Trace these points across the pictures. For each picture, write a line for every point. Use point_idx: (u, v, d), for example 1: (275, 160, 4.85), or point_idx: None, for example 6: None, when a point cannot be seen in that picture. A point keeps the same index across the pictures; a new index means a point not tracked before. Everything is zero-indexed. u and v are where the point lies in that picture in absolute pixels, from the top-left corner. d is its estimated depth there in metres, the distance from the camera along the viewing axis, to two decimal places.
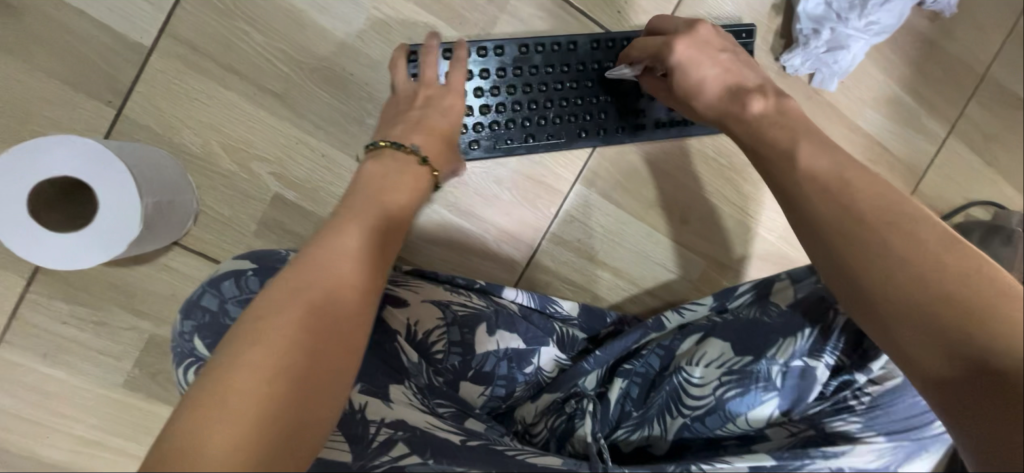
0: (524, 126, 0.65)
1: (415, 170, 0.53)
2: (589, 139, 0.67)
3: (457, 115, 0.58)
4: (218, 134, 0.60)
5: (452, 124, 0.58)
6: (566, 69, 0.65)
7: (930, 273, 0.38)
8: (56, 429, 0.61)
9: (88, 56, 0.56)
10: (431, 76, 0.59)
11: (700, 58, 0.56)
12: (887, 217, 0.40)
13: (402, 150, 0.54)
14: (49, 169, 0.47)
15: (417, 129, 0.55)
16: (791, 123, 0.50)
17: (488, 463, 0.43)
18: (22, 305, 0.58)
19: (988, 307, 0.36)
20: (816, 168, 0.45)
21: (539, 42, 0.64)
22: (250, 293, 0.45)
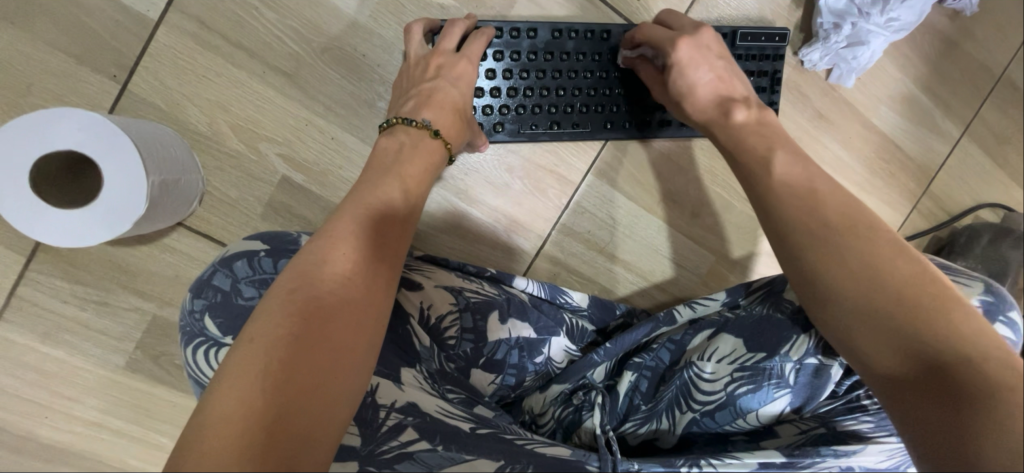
0: (550, 113, 0.63)
1: (428, 143, 0.53)
2: (614, 132, 0.66)
3: (467, 85, 0.57)
4: (226, 113, 0.58)
5: (462, 94, 0.57)
6: (598, 58, 0.64)
7: (885, 274, 0.40)
8: (55, 409, 0.60)
9: (92, 28, 0.54)
10: (446, 47, 0.57)
11: (698, 61, 0.57)
12: (850, 222, 0.43)
13: (414, 125, 0.53)
14: (53, 142, 0.45)
15: (432, 104, 0.55)
16: (772, 131, 0.53)
17: (494, 452, 0.42)
18: (22, 283, 0.57)
19: (936, 313, 0.37)
20: (784, 171, 0.47)
21: (572, 28, 0.63)
22: (264, 274, 0.45)
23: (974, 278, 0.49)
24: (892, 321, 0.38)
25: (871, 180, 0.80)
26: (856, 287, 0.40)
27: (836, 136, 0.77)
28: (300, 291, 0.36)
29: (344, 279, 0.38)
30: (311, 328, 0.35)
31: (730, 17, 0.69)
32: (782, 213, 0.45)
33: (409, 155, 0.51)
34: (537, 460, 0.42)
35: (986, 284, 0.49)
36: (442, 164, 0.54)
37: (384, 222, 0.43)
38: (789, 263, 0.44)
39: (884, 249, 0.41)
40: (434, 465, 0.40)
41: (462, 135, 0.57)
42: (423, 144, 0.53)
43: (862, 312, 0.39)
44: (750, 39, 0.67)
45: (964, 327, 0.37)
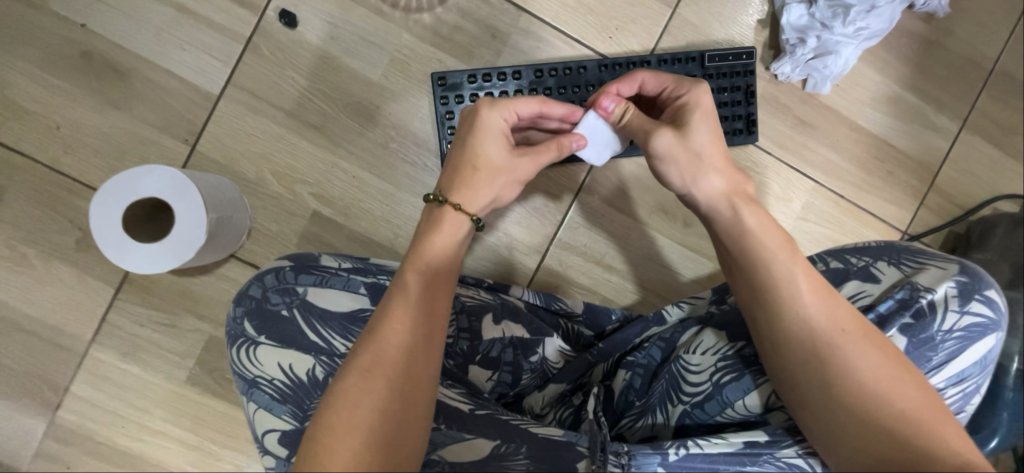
0: None
1: (444, 215, 0.52)
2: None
3: (488, 137, 0.54)
4: (269, 162, 0.71)
5: (484, 148, 0.54)
6: (577, 90, 0.72)
7: (840, 346, 0.46)
8: (131, 420, 0.71)
9: (172, 105, 0.70)
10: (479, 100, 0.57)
11: (699, 121, 0.54)
12: (817, 292, 0.48)
13: (443, 204, 0.53)
14: (139, 191, 0.58)
15: (455, 163, 0.54)
16: (753, 206, 0.53)
17: (493, 430, 0.52)
18: (111, 310, 0.70)
19: (877, 381, 0.45)
20: (753, 231, 0.51)
21: (551, 67, 0.72)
22: (288, 285, 0.54)
23: (951, 261, 0.51)
24: (841, 390, 0.45)
25: (868, 179, 0.80)
26: (811, 354, 0.47)
27: (823, 140, 0.79)
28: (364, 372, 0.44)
29: (402, 357, 0.45)
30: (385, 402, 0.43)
31: (699, 42, 0.76)
32: (750, 277, 0.50)
33: (433, 225, 0.52)
34: (530, 439, 0.52)
35: (962, 265, 0.50)
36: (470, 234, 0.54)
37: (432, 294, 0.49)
38: (755, 324, 0.50)
39: (843, 318, 0.47)
40: (440, 442, 0.51)
41: (482, 197, 0.54)
42: (441, 221, 0.52)
43: (817, 379, 0.46)
44: (718, 60, 0.74)
45: (898, 391, 0.45)
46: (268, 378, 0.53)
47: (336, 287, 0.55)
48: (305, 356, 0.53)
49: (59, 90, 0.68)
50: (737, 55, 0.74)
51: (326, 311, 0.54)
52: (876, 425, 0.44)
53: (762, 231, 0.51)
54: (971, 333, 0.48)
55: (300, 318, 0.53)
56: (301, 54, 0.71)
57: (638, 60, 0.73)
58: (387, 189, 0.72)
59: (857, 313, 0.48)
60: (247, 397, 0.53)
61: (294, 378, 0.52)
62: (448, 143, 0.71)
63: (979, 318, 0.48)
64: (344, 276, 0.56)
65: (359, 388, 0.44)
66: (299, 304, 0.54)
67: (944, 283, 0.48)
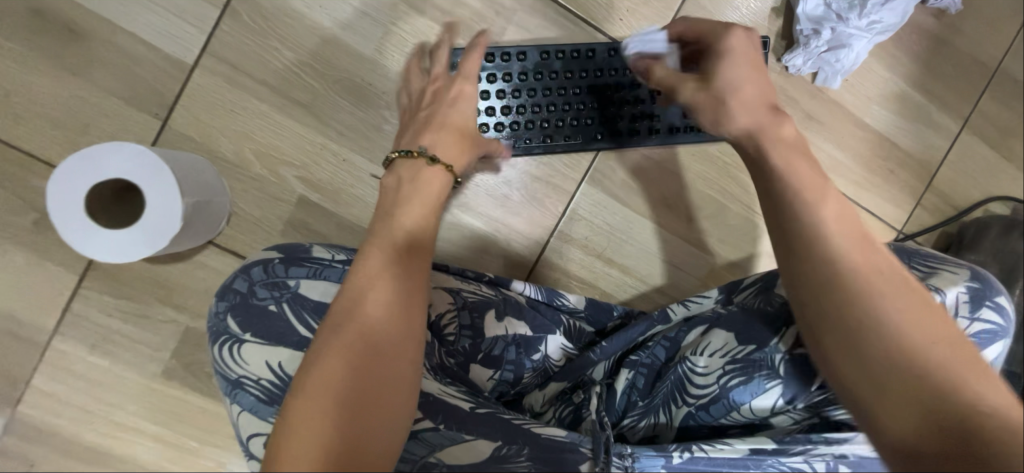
0: (543, 127, 0.68)
1: (427, 170, 0.53)
2: (601, 142, 0.70)
3: (466, 106, 0.57)
4: (250, 142, 0.65)
5: (464, 115, 0.57)
6: (585, 75, 0.68)
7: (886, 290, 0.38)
8: (101, 415, 0.66)
9: (139, 74, 0.63)
10: (440, 73, 0.59)
11: (738, 57, 0.51)
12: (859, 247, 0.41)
13: (412, 155, 0.54)
14: (104, 171, 0.52)
15: (435, 128, 0.55)
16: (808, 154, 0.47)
17: (494, 429, 0.50)
18: (75, 298, 0.64)
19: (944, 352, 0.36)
20: (794, 188, 0.44)
21: (559, 49, 0.68)
22: (279, 278, 0.50)
23: (962, 266, 0.50)
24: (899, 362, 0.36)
25: (869, 177, 0.80)
26: (859, 320, 0.38)
27: (828, 136, 0.78)
28: (324, 346, 0.40)
29: (374, 315, 0.42)
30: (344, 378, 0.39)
31: None
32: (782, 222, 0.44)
33: (411, 192, 0.51)
34: (532, 440, 0.50)
35: (973, 271, 0.49)
36: (448, 187, 0.54)
37: (408, 259, 0.46)
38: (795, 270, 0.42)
39: (880, 264, 0.40)
40: (437, 444, 0.48)
41: (465, 158, 0.57)
42: (422, 174, 0.52)
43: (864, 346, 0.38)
44: None
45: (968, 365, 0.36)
46: (254, 378, 0.48)
47: (331, 279, 0.51)
48: (295, 353, 0.48)
49: (6, 52, 0.60)
50: None
51: (320, 304, 0.50)
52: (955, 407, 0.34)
53: (819, 189, 0.44)
54: (979, 340, 0.48)
55: (289, 313, 0.50)
56: (287, 23, 0.64)
57: None
58: (380, 174, 0.68)
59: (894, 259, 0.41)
60: (231, 399, 0.49)
61: (283, 377, 0.48)
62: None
63: (989, 325, 0.48)
64: (339, 267, 0.52)
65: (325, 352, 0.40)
66: (289, 298, 0.50)
67: (955, 287, 0.48)
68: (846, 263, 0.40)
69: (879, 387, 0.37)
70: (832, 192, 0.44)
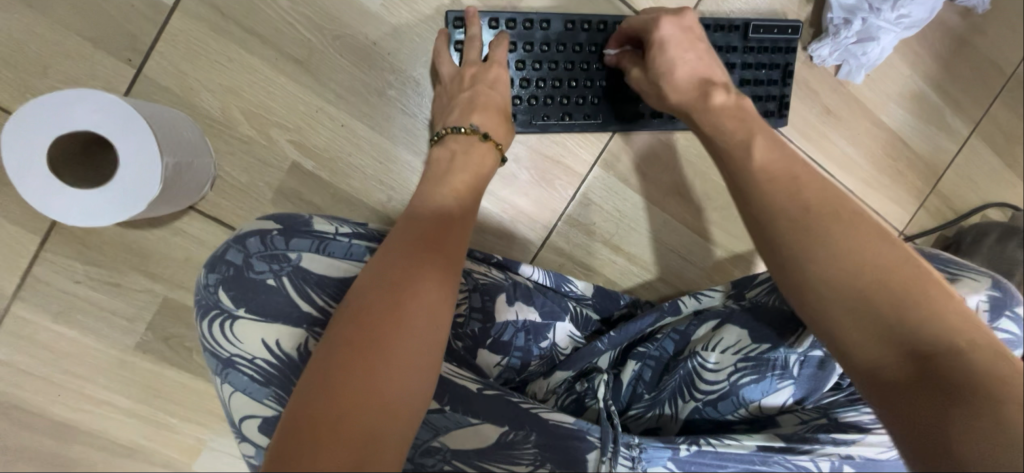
0: (562, 104, 0.64)
1: (479, 147, 0.55)
2: (622, 123, 0.66)
3: (505, 87, 0.59)
4: (238, 99, 0.59)
5: (503, 96, 0.59)
6: (611, 50, 0.64)
7: (844, 266, 0.39)
8: (68, 388, 0.61)
9: (108, 12, 0.55)
10: (474, 58, 0.59)
11: (682, 41, 0.57)
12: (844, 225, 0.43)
13: (462, 131, 0.56)
14: (69, 122, 0.46)
15: (482, 108, 0.56)
16: (748, 116, 0.52)
17: (501, 415, 0.47)
18: (36, 262, 0.58)
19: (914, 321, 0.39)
20: (765, 162, 0.46)
21: (585, 20, 0.63)
22: (277, 251, 0.45)
23: (985, 274, 0.50)
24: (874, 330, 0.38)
25: (878, 176, 0.79)
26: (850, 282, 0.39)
27: (843, 132, 0.77)
28: (366, 281, 0.41)
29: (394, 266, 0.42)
30: (392, 313, 0.39)
31: (742, 12, 0.69)
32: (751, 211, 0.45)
33: (462, 162, 0.54)
34: (541, 427, 0.47)
35: (994, 279, 0.49)
36: (496, 164, 0.57)
37: (434, 222, 0.46)
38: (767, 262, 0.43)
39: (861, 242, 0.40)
40: (441, 428, 0.45)
41: (508, 135, 0.59)
42: (475, 149, 0.55)
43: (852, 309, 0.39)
44: (763, 32, 0.67)
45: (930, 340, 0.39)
46: (248, 357, 0.44)
47: (336, 254, 0.47)
48: (295, 329, 0.44)
49: None
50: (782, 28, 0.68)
51: (324, 278, 0.46)
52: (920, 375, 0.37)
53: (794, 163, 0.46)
54: None
55: (288, 287, 0.45)
56: None
57: None
58: (381, 143, 0.63)
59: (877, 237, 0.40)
60: (222, 379, 0.45)
61: (281, 356, 0.44)
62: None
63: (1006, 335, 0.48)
64: (345, 241, 0.48)
65: (350, 302, 0.40)
66: (289, 272, 0.45)
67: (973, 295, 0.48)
68: (824, 225, 0.41)
69: (863, 345, 0.38)
70: (795, 158, 0.46)
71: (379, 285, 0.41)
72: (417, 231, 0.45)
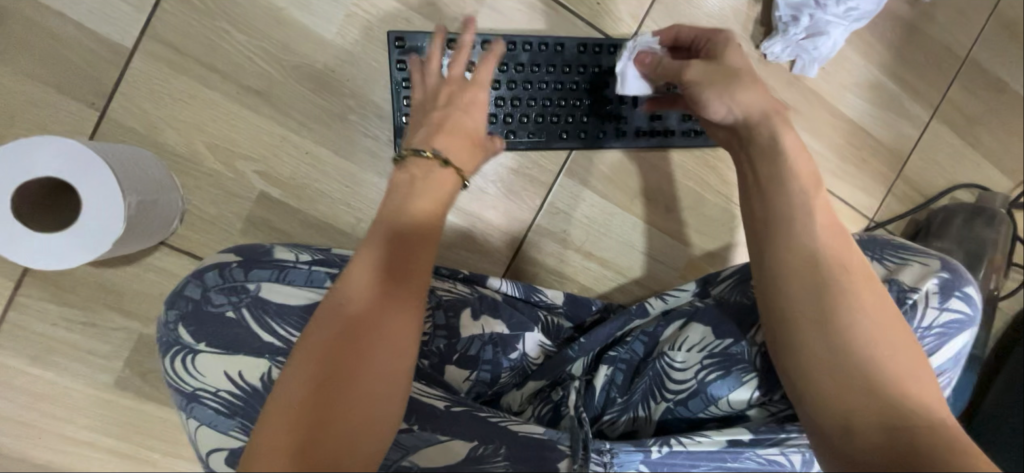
0: (505, 123, 0.66)
1: (440, 174, 0.49)
2: (562, 141, 0.68)
3: (480, 112, 0.54)
4: (202, 134, 0.60)
5: (476, 121, 0.54)
6: (552, 70, 0.67)
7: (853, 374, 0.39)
8: (48, 430, 0.62)
9: (70, 59, 0.56)
10: (457, 73, 0.54)
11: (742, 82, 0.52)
12: (825, 228, 0.47)
13: (425, 155, 0.50)
14: (31, 170, 0.47)
15: (445, 132, 0.52)
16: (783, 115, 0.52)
17: (470, 429, 0.48)
18: (11, 307, 0.59)
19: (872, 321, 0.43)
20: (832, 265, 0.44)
21: (526, 41, 0.66)
22: (235, 282, 0.47)
23: (933, 257, 0.54)
24: (834, 337, 0.43)
25: (843, 166, 0.80)
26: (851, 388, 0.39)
27: (805, 125, 0.78)
28: (327, 316, 0.41)
29: (358, 302, 0.41)
30: (356, 352, 0.39)
31: (692, 17, 0.72)
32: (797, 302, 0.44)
33: (421, 189, 0.48)
34: (509, 438, 0.47)
35: (943, 262, 0.54)
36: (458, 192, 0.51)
37: (401, 248, 0.44)
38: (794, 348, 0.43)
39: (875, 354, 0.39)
40: (411, 447, 0.46)
41: (477, 162, 0.53)
42: (435, 176, 0.49)
43: (812, 318, 0.44)
44: None
45: (893, 340, 0.43)
46: (211, 389, 0.45)
47: (296, 282, 0.48)
48: (256, 360, 0.45)
49: None
50: None
51: (283, 307, 0.47)
52: (874, 381, 0.41)
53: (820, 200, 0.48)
54: (949, 330, 0.51)
55: (249, 318, 0.46)
56: (237, 2, 0.59)
57: (620, 44, 0.69)
58: (347, 167, 0.64)
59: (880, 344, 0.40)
60: (187, 413, 0.46)
61: (244, 387, 0.45)
62: (402, 115, 0.63)
63: (957, 314, 0.51)
64: (304, 269, 0.49)
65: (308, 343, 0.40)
66: (248, 302, 0.47)
67: (926, 281, 0.52)
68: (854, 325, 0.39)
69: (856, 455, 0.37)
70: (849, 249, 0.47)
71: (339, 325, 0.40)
72: (378, 263, 0.43)
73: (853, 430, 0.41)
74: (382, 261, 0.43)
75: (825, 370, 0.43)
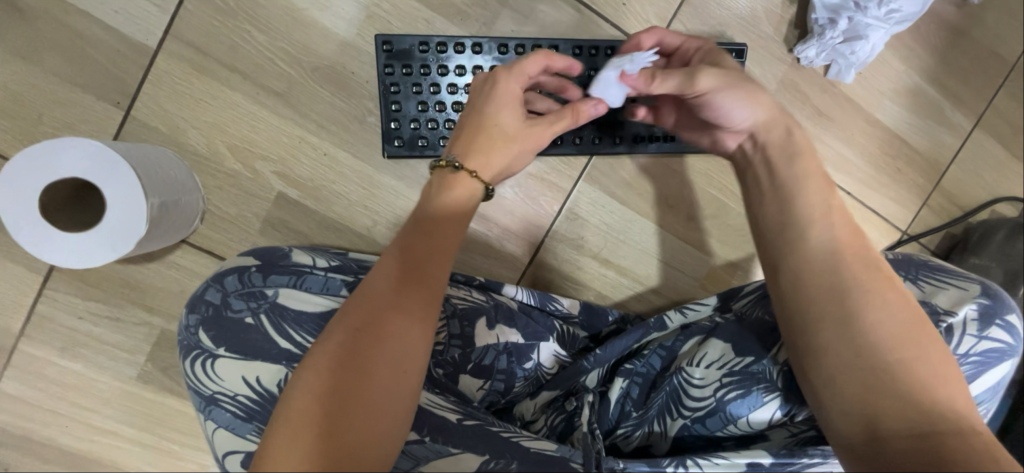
0: None
1: (449, 181, 0.47)
2: (564, 147, 0.66)
3: (505, 106, 0.49)
4: (223, 134, 0.60)
5: (505, 118, 0.49)
6: (578, 73, 0.64)
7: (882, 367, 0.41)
8: (75, 419, 0.64)
9: (96, 59, 0.57)
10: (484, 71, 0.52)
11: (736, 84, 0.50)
12: (841, 235, 0.46)
13: (439, 164, 0.48)
14: (58, 171, 0.48)
15: (465, 134, 0.49)
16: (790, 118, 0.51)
17: (482, 444, 0.47)
18: (39, 301, 0.60)
19: (892, 325, 0.42)
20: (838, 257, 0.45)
21: (551, 44, 0.64)
22: (253, 288, 0.48)
23: (973, 281, 0.52)
24: (855, 342, 0.42)
25: (877, 176, 0.77)
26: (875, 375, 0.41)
27: (837, 133, 0.74)
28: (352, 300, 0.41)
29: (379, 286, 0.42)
30: (377, 331, 0.40)
31: (721, 19, 0.69)
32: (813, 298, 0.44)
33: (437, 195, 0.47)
34: (521, 454, 0.46)
35: (983, 286, 0.51)
36: (476, 199, 0.47)
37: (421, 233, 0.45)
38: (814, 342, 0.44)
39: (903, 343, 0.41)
40: (421, 458, 0.46)
41: (496, 165, 0.48)
42: (444, 184, 0.47)
43: (832, 324, 0.43)
44: None
45: (916, 342, 0.42)
46: (229, 394, 0.46)
47: (313, 289, 0.48)
48: (274, 366, 0.46)
49: None
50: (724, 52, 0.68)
51: (300, 313, 0.48)
52: (899, 384, 0.40)
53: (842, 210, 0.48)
54: (987, 359, 0.49)
55: (266, 324, 0.47)
56: (259, 3, 0.58)
57: None
58: (364, 170, 0.63)
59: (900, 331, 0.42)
60: (205, 416, 0.47)
61: (261, 392, 0.45)
62: (390, 121, 0.61)
63: (996, 343, 0.49)
64: (321, 275, 0.49)
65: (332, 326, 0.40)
66: (266, 308, 0.47)
67: (963, 306, 0.49)
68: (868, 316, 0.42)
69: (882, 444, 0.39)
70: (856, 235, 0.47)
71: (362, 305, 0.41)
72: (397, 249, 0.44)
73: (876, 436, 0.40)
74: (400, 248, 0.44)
75: (851, 374, 0.42)
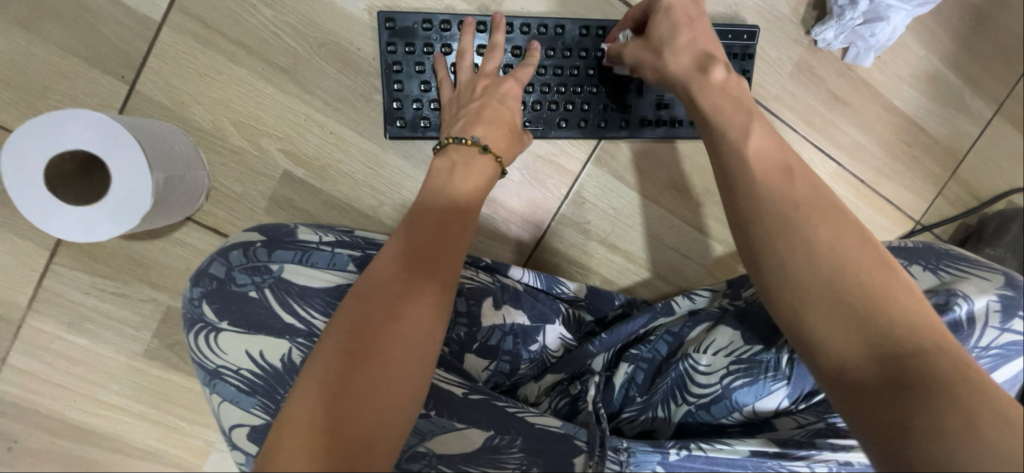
0: (534, 110, 0.63)
1: (481, 159, 0.53)
2: (569, 130, 0.64)
3: (515, 103, 0.58)
4: (228, 110, 0.60)
5: (513, 112, 0.57)
6: (584, 55, 0.63)
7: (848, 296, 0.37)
8: (82, 393, 0.64)
9: (101, 31, 0.56)
10: (491, 69, 0.58)
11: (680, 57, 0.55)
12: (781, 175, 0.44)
13: (464, 143, 0.53)
14: (62, 143, 0.47)
15: (484, 121, 0.55)
16: (745, 101, 0.52)
17: (486, 418, 0.47)
18: (46, 275, 0.60)
19: (853, 255, 0.39)
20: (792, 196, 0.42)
21: (559, 23, 0.62)
22: (258, 262, 0.47)
23: (995, 271, 0.51)
24: (807, 273, 0.39)
25: (891, 164, 0.75)
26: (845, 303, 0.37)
27: (853, 119, 0.73)
28: (371, 278, 0.41)
29: (396, 265, 0.41)
30: (393, 302, 0.39)
31: None
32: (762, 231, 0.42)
33: (463, 173, 0.51)
34: (526, 430, 0.47)
35: (1007, 277, 0.50)
36: (495, 178, 0.54)
37: (444, 222, 0.46)
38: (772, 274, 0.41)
39: (862, 273, 0.38)
40: (427, 432, 0.46)
41: (511, 150, 0.57)
42: (477, 161, 0.53)
43: (780, 252, 0.40)
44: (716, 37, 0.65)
45: (863, 270, 0.38)
46: (232, 367, 0.46)
47: (319, 264, 0.48)
48: (278, 340, 0.46)
49: None
50: (739, 33, 0.66)
51: (306, 289, 0.48)
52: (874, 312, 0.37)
53: (781, 155, 0.46)
54: (1008, 352, 0.48)
55: (271, 299, 0.47)
56: None
57: None
58: (370, 148, 0.63)
59: (862, 260, 0.39)
60: (210, 389, 0.47)
61: (265, 366, 0.46)
62: (393, 101, 0.59)
63: (1016, 336, 0.48)
64: (327, 251, 0.49)
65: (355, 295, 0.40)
66: (271, 283, 0.48)
67: (987, 295, 0.48)
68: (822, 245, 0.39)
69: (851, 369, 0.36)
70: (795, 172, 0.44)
71: (382, 278, 0.41)
72: (416, 231, 0.44)
73: (849, 373, 0.36)
74: (420, 229, 0.44)
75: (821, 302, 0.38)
